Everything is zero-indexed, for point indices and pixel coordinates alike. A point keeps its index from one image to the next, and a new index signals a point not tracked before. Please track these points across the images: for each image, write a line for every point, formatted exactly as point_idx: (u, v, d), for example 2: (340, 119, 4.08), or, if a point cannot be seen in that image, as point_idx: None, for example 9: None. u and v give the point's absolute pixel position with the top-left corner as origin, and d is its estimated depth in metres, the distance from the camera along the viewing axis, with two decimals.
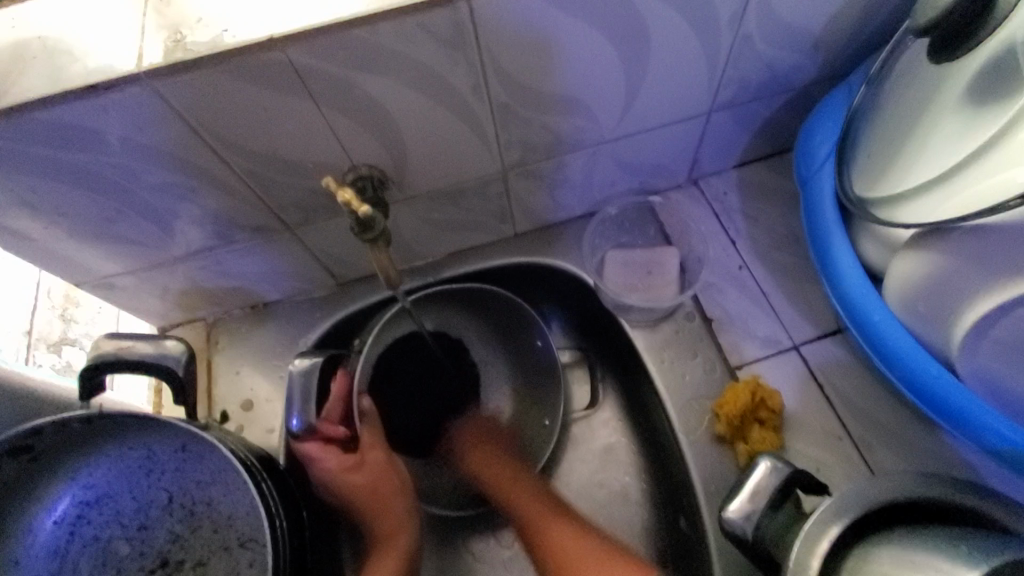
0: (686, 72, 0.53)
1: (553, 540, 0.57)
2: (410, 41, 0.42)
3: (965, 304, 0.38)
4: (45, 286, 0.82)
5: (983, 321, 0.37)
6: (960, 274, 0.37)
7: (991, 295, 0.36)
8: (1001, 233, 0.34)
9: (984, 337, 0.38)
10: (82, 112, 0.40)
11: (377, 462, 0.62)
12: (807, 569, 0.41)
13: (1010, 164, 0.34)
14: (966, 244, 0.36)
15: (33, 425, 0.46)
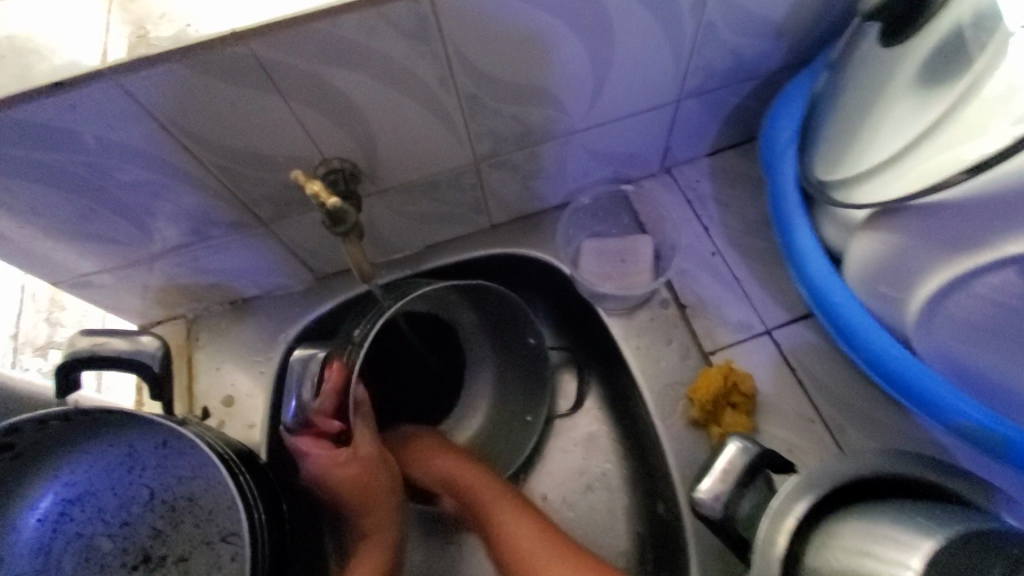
0: (653, 60, 0.53)
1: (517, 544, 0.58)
2: (373, 33, 0.42)
3: (917, 282, 0.39)
4: (33, 289, 0.82)
5: (936, 298, 0.38)
6: (913, 252, 0.38)
7: (940, 272, 0.36)
8: (949, 210, 0.35)
9: (939, 315, 0.39)
10: (49, 110, 0.41)
11: (368, 455, 0.62)
12: (773, 546, 0.42)
13: (956, 141, 0.34)
14: (916, 222, 0.37)
15: (8, 424, 0.46)
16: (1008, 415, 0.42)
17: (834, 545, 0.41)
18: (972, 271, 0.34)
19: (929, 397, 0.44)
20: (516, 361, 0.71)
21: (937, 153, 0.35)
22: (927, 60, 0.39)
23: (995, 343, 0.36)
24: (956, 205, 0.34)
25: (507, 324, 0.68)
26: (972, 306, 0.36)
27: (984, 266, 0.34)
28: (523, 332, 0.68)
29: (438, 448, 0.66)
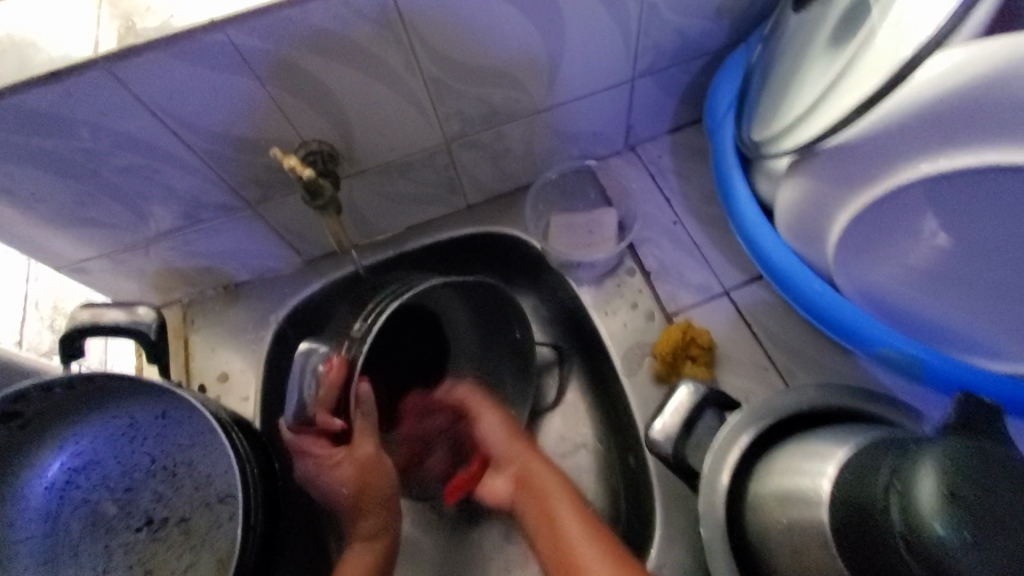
0: (603, 40, 0.58)
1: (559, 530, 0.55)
2: (339, 19, 0.47)
3: (829, 221, 0.43)
4: (34, 297, 0.78)
5: (847, 232, 0.42)
6: (821, 195, 0.42)
7: (844, 209, 0.41)
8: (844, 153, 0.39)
9: (849, 251, 0.43)
10: (48, 98, 0.45)
11: (365, 456, 0.60)
12: (717, 474, 0.47)
13: (845, 89, 0.39)
14: (819, 167, 0.41)
15: (16, 389, 0.50)
16: (930, 342, 0.46)
17: (770, 469, 0.45)
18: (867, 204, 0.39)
19: (857, 330, 0.48)
20: (499, 353, 0.71)
21: (841, 90, 0.39)
22: (844, 14, 0.43)
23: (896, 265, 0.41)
24: (849, 147, 0.38)
25: (499, 318, 0.68)
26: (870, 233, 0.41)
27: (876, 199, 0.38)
28: (510, 325, 0.68)
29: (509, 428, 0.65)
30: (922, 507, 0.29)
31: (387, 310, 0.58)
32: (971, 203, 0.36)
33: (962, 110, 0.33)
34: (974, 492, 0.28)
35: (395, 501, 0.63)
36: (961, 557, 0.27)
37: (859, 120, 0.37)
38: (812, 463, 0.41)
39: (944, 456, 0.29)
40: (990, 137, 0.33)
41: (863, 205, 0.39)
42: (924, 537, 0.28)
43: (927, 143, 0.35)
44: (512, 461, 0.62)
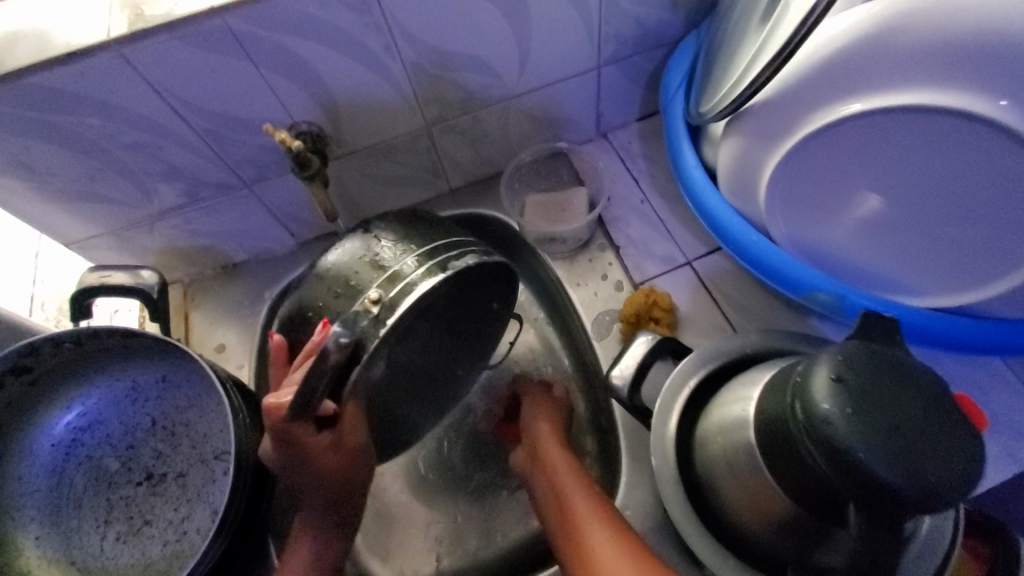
0: (568, 29, 0.63)
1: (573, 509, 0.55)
2: (325, 7, 0.52)
3: (759, 174, 0.49)
4: (41, 298, 0.75)
5: (775, 182, 0.47)
6: (751, 149, 0.48)
7: (770, 159, 0.47)
8: (766, 108, 0.45)
9: (780, 199, 0.49)
10: (64, 77, 0.51)
11: (353, 444, 0.51)
12: (668, 410, 0.51)
13: (762, 53, 0.45)
14: (746, 125, 0.47)
15: (28, 342, 0.54)
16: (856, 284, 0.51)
17: (712, 402, 0.49)
18: (787, 152, 0.45)
19: (790, 275, 0.51)
20: (474, 329, 0.64)
21: (760, 55, 0.44)
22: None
23: (818, 209, 0.48)
24: (769, 104, 0.45)
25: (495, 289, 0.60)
26: (790, 182, 0.47)
27: (793, 146, 0.45)
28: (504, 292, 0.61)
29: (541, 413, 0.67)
30: (814, 393, 0.33)
31: (422, 289, 0.46)
32: (874, 142, 0.43)
33: (858, 60, 0.40)
34: (861, 376, 0.32)
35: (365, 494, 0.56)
36: (845, 429, 0.31)
37: (780, 75, 0.43)
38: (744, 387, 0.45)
39: (836, 349, 0.34)
40: (887, 86, 0.40)
41: (788, 152, 0.45)
42: (814, 416, 0.32)
43: (833, 92, 0.42)
44: (542, 445, 0.63)
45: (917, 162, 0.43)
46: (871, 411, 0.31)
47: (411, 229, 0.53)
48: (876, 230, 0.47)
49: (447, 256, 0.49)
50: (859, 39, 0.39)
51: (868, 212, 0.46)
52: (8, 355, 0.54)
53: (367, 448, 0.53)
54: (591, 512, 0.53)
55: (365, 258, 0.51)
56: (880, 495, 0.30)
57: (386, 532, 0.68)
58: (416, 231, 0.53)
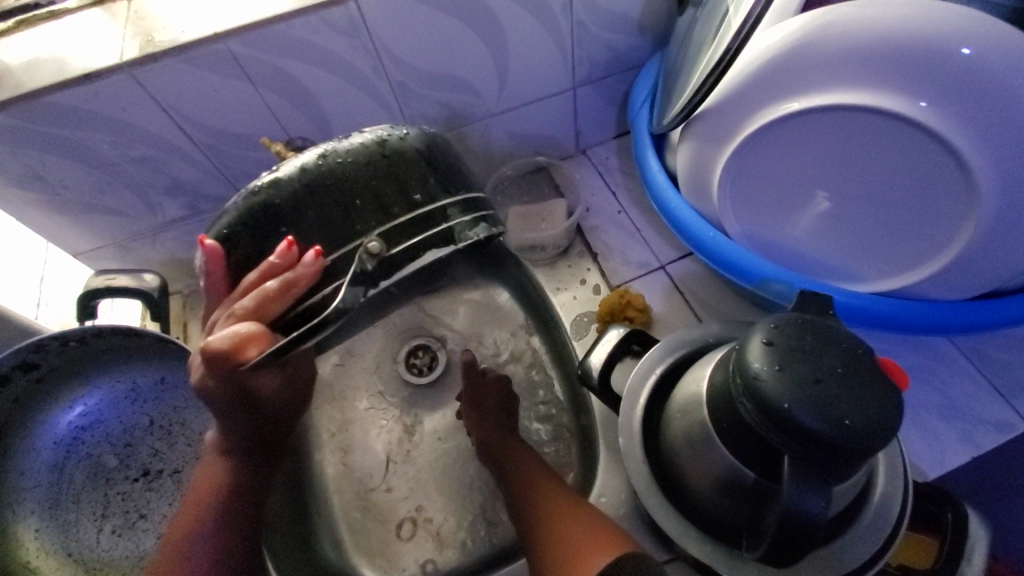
0: (543, 52, 0.69)
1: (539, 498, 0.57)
2: (318, 32, 0.58)
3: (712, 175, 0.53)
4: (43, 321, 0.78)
5: (726, 180, 0.52)
6: (703, 153, 0.52)
7: (720, 160, 0.51)
8: (715, 113, 0.50)
9: (734, 198, 0.53)
10: (79, 96, 0.56)
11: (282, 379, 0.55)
12: (635, 397, 0.54)
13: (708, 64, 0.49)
14: (697, 130, 0.52)
15: (36, 339, 0.58)
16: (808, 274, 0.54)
17: (675, 388, 0.52)
18: (734, 152, 0.50)
19: (742, 265, 0.54)
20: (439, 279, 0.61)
21: (707, 67, 0.50)
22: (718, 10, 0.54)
23: (771, 207, 0.52)
24: (716, 110, 0.49)
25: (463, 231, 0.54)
26: (742, 180, 0.52)
27: (739, 146, 0.49)
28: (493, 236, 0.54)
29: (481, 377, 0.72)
30: (749, 356, 0.37)
31: (425, 258, 0.46)
32: (813, 142, 0.48)
33: (788, 68, 0.45)
34: (789, 339, 0.37)
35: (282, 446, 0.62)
36: (772, 382, 0.35)
37: (721, 84, 0.48)
38: (703, 368, 0.48)
39: (770, 322, 0.38)
40: (819, 90, 0.45)
41: (734, 152, 0.50)
42: (749, 374, 0.36)
43: (770, 97, 0.47)
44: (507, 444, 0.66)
45: (858, 160, 0.47)
46: (799, 367, 0.35)
47: (426, 173, 0.49)
48: (826, 226, 0.51)
49: (455, 225, 0.48)
50: (790, 49, 0.44)
51: (819, 209, 0.50)
52: (16, 350, 0.57)
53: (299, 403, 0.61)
54: (566, 510, 0.54)
55: (359, 191, 0.46)
56: (807, 440, 0.34)
57: (373, 529, 0.70)
58: (430, 177, 0.49)
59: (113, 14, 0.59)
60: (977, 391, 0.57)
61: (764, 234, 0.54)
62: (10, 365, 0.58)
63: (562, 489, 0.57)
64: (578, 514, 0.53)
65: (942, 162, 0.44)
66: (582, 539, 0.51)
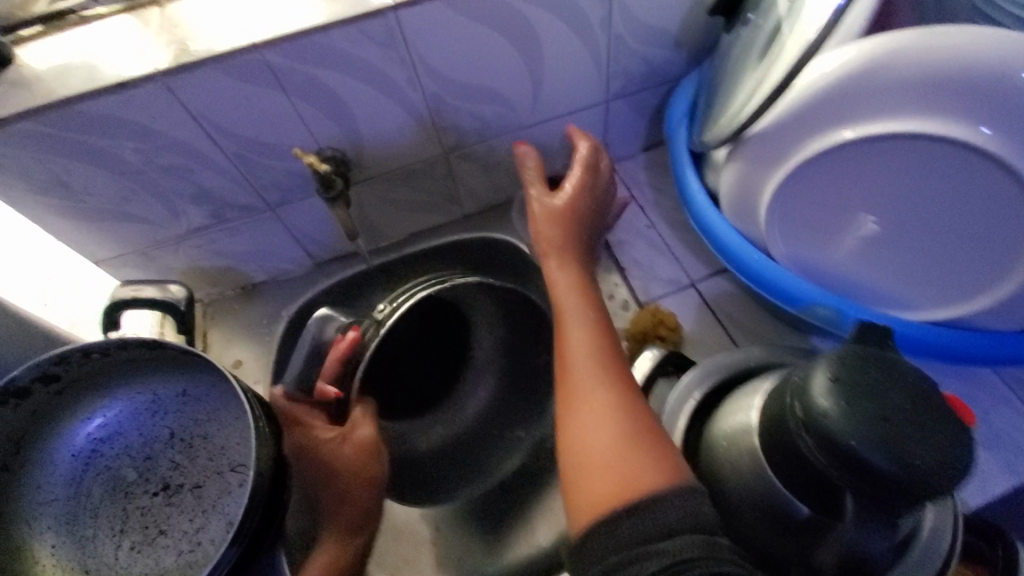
0: (578, 65, 0.68)
1: (565, 344, 0.52)
2: (356, 43, 0.57)
3: (759, 195, 0.52)
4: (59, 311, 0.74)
5: (774, 203, 0.51)
6: (750, 175, 0.51)
7: (769, 182, 0.50)
8: (768, 135, 0.49)
9: (781, 221, 0.52)
10: (109, 104, 0.55)
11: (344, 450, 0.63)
12: (676, 424, 0.52)
13: (763, 84, 0.48)
14: (745, 152, 0.51)
15: (59, 351, 0.56)
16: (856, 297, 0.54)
17: (718, 414, 0.50)
18: (785, 175, 0.49)
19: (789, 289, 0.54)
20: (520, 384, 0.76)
21: (760, 86, 0.48)
22: (769, 30, 0.53)
23: (818, 230, 0.51)
24: (769, 132, 0.48)
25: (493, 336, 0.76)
26: (790, 201, 0.50)
27: (791, 170, 0.48)
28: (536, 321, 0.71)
29: (549, 214, 0.63)
30: (813, 393, 0.35)
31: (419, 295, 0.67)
32: (868, 166, 0.46)
33: (847, 94, 0.43)
34: (854, 373, 0.35)
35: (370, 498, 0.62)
36: (841, 421, 0.33)
37: (775, 107, 0.47)
38: (754, 394, 0.47)
39: (833, 355, 0.36)
40: (878, 115, 0.44)
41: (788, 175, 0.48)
42: (814, 412, 0.34)
43: (825, 121, 0.45)
44: (557, 265, 0.60)
45: (913, 184, 0.46)
46: (868, 406, 0.33)
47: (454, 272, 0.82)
48: (875, 247, 0.50)
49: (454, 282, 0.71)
50: (851, 74, 0.43)
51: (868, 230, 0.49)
52: (38, 363, 0.56)
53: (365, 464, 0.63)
54: (601, 379, 0.48)
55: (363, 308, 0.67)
56: (875, 480, 0.33)
57: (395, 547, 0.68)
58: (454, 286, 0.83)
59: (145, 20, 0.58)
60: (1020, 420, 0.56)
61: (812, 257, 0.53)
62: (32, 376, 0.56)
63: (595, 361, 0.49)
64: (599, 385, 0.47)
65: (1006, 190, 0.43)
66: (596, 398, 0.46)
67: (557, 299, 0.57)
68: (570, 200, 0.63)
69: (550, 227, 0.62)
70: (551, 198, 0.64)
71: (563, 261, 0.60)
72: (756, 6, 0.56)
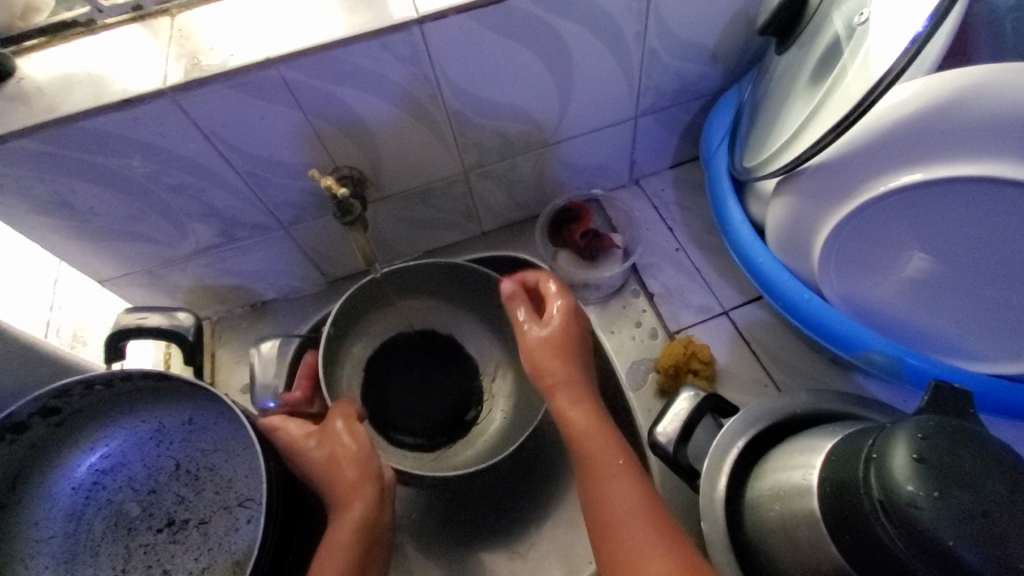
0: (610, 81, 0.64)
1: (603, 506, 0.48)
2: (376, 58, 0.53)
3: (813, 232, 0.50)
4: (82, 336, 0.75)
5: (830, 242, 0.49)
6: (806, 210, 0.49)
7: (827, 220, 0.48)
8: (827, 171, 0.46)
9: (832, 260, 0.51)
10: (115, 122, 0.51)
11: (321, 451, 0.54)
12: (720, 473, 0.50)
13: (824, 113, 0.45)
14: (801, 186, 0.49)
15: (59, 385, 0.54)
16: (909, 343, 0.52)
17: (764, 466, 0.48)
18: (845, 217, 0.47)
19: (841, 334, 0.54)
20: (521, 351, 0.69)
21: (819, 116, 0.45)
22: (825, 52, 0.49)
23: (874, 272, 0.50)
24: (830, 167, 0.46)
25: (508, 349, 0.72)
26: (846, 242, 0.49)
27: (854, 211, 0.46)
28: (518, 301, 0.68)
29: (539, 346, 0.56)
30: (895, 473, 0.33)
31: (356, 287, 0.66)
32: (936, 213, 0.44)
33: (915, 133, 0.42)
34: (942, 455, 0.32)
35: (366, 481, 0.52)
36: (929, 511, 0.31)
37: (840, 140, 0.44)
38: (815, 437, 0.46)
39: (915, 429, 0.34)
40: (951, 159, 0.41)
41: (845, 217, 0.47)
42: (897, 496, 0.32)
43: (893, 164, 0.43)
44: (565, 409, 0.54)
45: (984, 231, 0.43)
46: (957, 495, 0.31)
47: None
48: (926, 289, 0.48)
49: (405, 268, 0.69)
50: (920, 113, 0.41)
51: (918, 271, 0.47)
52: (38, 397, 0.53)
53: (347, 449, 0.53)
54: (646, 536, 0.44)
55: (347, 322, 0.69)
56: None
57: None
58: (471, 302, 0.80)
59: (155, 31, 0.54)
60: None
61: (867, 299, 0.52)
62: (30, 412, 0.54)
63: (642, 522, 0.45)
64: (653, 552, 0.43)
65: None
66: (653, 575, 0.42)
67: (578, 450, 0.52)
68: (558, 329, 0.57)
69: (545, 359, 0.56)
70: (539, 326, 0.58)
71: (571, 398, 0.54)
72: (810, 24, 0.52)
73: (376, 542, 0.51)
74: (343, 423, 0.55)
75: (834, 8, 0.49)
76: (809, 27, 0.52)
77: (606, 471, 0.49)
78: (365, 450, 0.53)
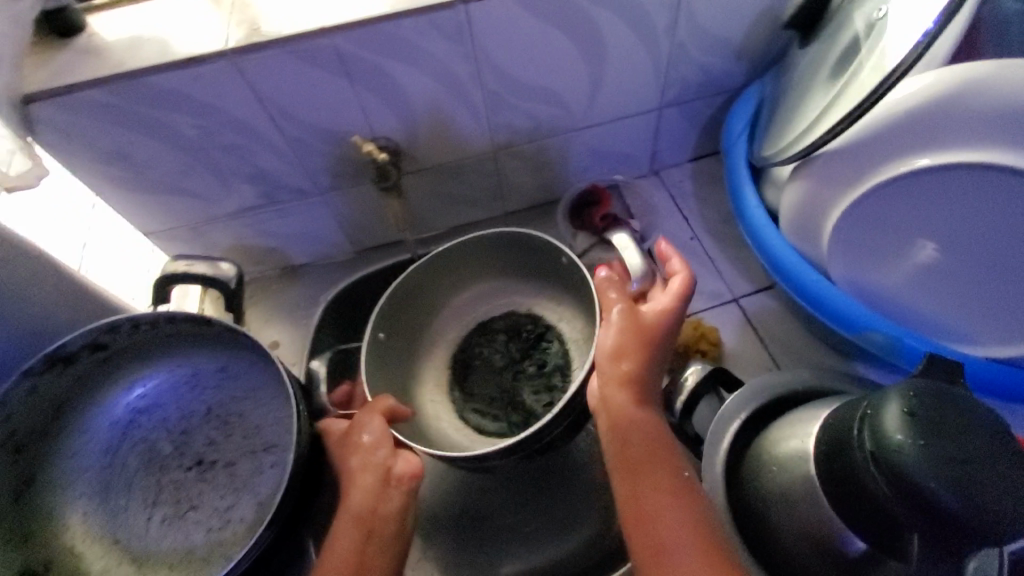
0: (639, 70, 0.67)
1: (637, 475, 0.47)
2: (423, 34, 0.56)
3: (823, 217, 0.54)
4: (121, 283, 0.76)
5: (840, 225, 0.52)
6: (815, 195, 0.53)
7: (836, 206, 0.52)
8: (840, 157, 0.49)
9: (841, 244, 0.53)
10: (178, 79, 0.55)
11: (341, 444, 0.56)
12: (721, 439, 0.53)
13: (839, 103, 0.48)
14: (814, 172, 0.52)
15: (108, 321, 0.59)
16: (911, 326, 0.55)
17: (765, 436, 0.50)
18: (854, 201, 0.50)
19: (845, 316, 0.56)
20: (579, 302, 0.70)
21: (835, 107, 0.48)
22: (844, 51, 0.52)
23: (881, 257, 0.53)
24: (841, 154, 0.49)
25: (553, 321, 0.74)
26: (854, 225, 0.52)
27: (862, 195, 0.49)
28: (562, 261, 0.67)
29: (633, 331, 0.51)
30: (885, 425, 0.36)
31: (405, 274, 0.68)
32: (939, 194, 0.48)
33: (922, 122, 0.45)
34: (929, 412, 0.35)
35: (371, 474, 0.52)
36: (913, 457, 0.34)
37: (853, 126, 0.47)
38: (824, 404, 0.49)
39: (906, 390, 0.37)
40: (955, 147, 0.45)
41: (854, 201, 0.50)
42: (886, 444, 0.35)
43: (901, 151, 0.47)
44: (630, 399, 0.50)
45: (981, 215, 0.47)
46: (942, 445, 0.34)
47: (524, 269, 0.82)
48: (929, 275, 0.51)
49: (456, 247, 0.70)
50: (926, 102, 0.44)
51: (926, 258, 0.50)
52: (87, 332, 0.58)
53: (358, 441, 0.54)
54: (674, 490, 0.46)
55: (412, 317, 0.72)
56: (942, 519, 0.33)
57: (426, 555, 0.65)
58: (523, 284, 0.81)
59: None
60: None
61: (872, 285, 0.55)
62: (82, 344, 0.59)
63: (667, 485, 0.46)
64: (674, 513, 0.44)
65: None
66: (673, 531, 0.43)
67: (628, 435, 0.48)
68: (657, 325, 0.52)
69: (632, 348, 0.51)
70: (637, 313, 0.52)
71: (639, 390, 0.50)
72: (833, 23, 0.55)
73: (377, 530, 0.51)
74: (363, 415, 0.56)
75: (855, 9, 0.52)
76: (831, 26, 0.55)
77: (649, 451, 0.48)
78: (373, 441, 0.54)
